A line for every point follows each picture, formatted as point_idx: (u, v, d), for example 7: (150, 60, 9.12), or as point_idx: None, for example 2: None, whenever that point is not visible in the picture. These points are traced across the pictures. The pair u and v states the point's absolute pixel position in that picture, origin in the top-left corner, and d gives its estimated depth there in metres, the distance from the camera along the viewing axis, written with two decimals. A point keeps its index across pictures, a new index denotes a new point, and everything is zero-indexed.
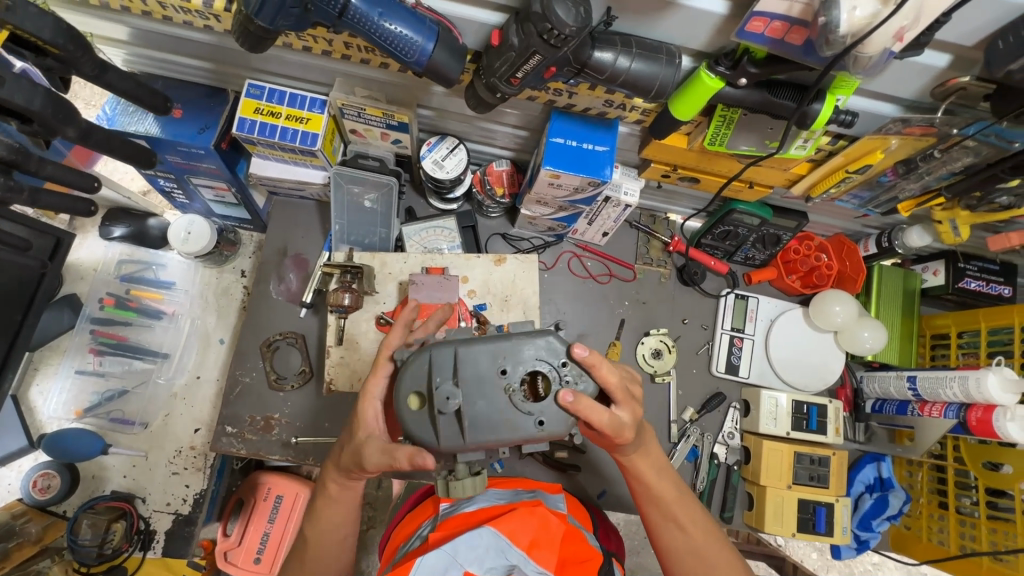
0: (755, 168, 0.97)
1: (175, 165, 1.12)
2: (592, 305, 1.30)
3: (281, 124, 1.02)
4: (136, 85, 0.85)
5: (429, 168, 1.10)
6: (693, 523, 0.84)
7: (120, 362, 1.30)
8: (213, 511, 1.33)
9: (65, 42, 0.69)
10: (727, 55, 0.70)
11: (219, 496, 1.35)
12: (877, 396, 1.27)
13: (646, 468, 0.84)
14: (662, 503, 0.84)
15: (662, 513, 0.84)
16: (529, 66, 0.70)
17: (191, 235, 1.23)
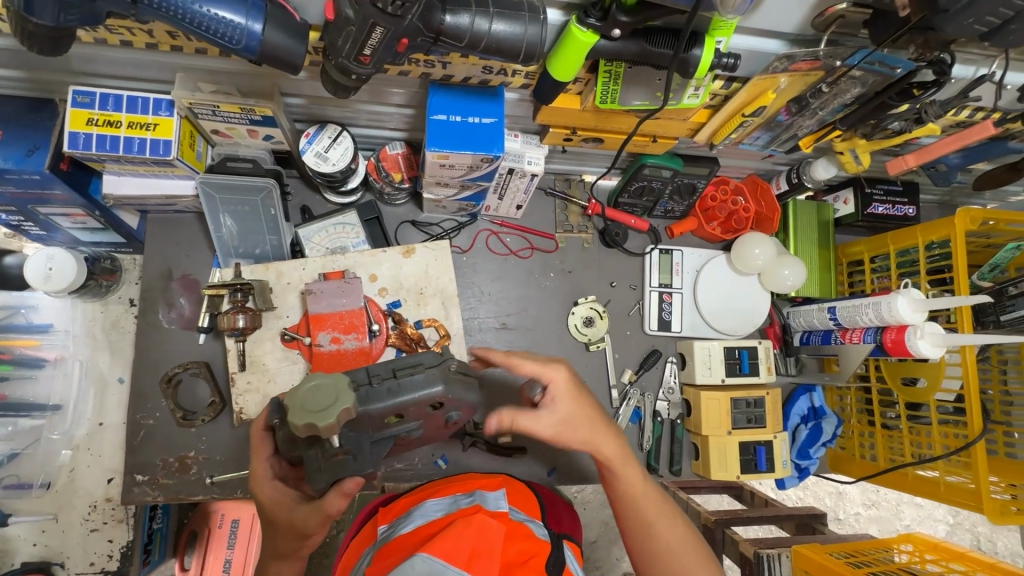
0: (655, 121, 0.92)
1: (13, 196, 0.97)
2: (517, 282, 1.25)
3: (123, 134, 0.88)
4: None
5: (312, 162, 1.00)
6: (673, 529, 0.82)
7: (1, 424, 1.14)
8: (165, 548, 1.29)
9: None
10: (595, 5, 0.63)
11: (170, 531, 1.32)
12: (803, 329, 1.29)
13: (626, 470, 0.83)
14: (641, 505, 0.83)
15: (644, 517, 0.82)
16: (374, 41, 0.61)
17: (53, 272, 1.07)
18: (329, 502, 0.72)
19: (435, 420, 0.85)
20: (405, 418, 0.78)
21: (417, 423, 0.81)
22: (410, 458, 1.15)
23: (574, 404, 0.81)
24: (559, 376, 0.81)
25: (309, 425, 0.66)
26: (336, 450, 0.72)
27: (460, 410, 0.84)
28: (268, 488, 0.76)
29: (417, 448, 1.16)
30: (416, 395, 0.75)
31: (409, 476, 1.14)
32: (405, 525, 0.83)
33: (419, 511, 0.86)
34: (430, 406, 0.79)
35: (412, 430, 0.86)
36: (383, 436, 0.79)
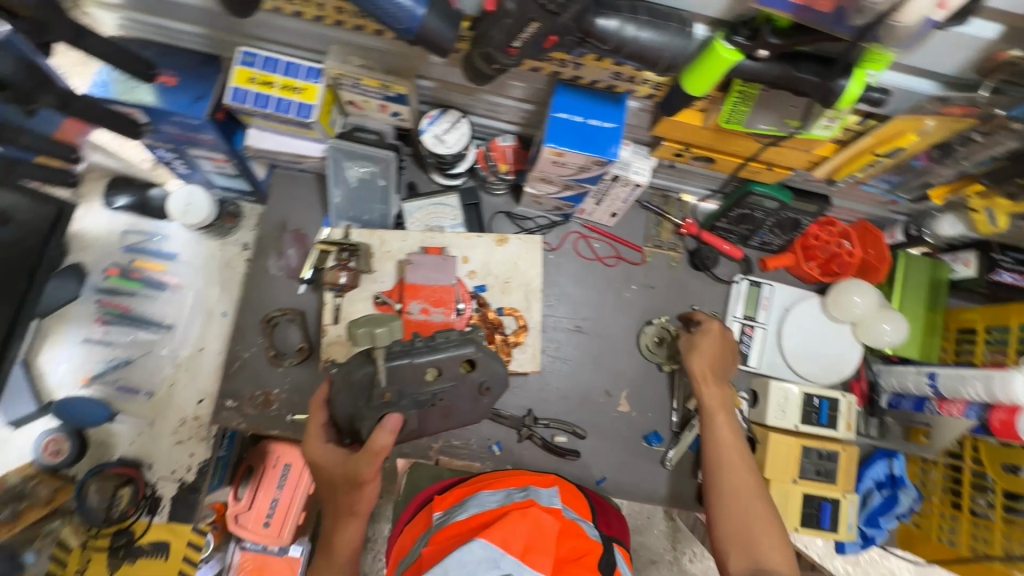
0: (775, 148, 0.90)
1: (171, 135, 1.09)
2: (597, 288, 1.26)
3: (275, 94, 0.98)
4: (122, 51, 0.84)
5: (429, 143, 1.06)
6: (746, 480, 0.92)
7: (125, 332, 1.32)
8: (222, 477, 1.33)
9: None
10: (747, 24, 0.64)
11: (229, 462, 1.36)
12: (893, 391, 1.21)
13: (725, 435, 0.98)
14: (722, 447, 0.96)
15: (721, 453, 0.95)
16: (526, 35, 0.64)
17: (190, 207, 1.22)
18: (376, 438, 0.80)
19: (473, 392, 0.89)
20: (442, 376, 0.83)
21: (455, 389, 0.85)
22: (467, 438, 1.18)
23: (709, 345, 1.09)
24: (717, 329, 1.10)
25: (365, 333, 0.80)
26: (383, 388, 0.80)
27: (494, 378, 0.87)
28: (324, 451, 0.85)
29: (475, 429, 1.19)
30: (452, 346, 0.82)
31: (463, 454, 1.17)
32: (460, 513, 0.89)
33: (473, 501, 0.92)
34: (464, 367, 0.84)
35: (453, 404, 0.90)
36: (424, 393, 0.83)
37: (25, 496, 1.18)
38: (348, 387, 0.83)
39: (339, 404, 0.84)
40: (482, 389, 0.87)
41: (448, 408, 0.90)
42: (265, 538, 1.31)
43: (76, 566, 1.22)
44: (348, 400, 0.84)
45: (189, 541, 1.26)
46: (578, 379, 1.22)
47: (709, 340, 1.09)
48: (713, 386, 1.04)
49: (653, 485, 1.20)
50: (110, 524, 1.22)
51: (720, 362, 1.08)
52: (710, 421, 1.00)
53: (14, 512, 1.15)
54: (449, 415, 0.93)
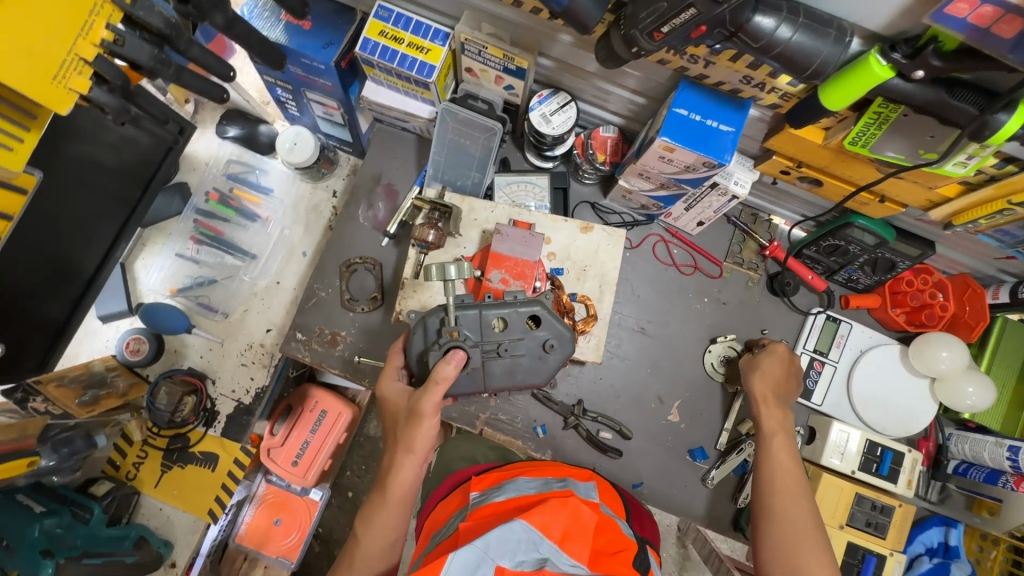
0: (893, 180, 0.87)
1: (294, 76, 1.14)
2: (668, 294, 1.25)
3: (401, 50, 1.01)
4: None
5: (535, 120, 1.08)
6: (799, 504, 0.89)
7: (214, 254, 1.39)
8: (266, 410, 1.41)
9: None
10: (908, 42, 0.62)
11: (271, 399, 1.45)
12: (963, 458, 1.14)
13: (781, 457, 0.95)
14: (775, 469, 0.94)
15: (774, 474, 0.93)
16: (678, 21, 0.64)
17: (296, 147, 1.28)
18: (438, 369, 0.84)
19: (537, 355, 0.94)
20: (508, 327, 0.92)
21: (520, 343, 0.92)
22: (513, 416, 1.19)
23: (773, 367, 1.07)
24: (782, 351, 1.08)
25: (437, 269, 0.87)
26: (452, 326, 0.89)
27: (558, 340, 0.94)
28: (394, 386, 0.93)
29: (522, 409, 1.19)
30: (520, 302, 0.92)
31: (506, 430, 1.18)
32: (498, 494, 0.86)
33: (511, 485, 0.89)
34: (529, 324, 0.93)
35: (518, 366, 0.94)
36: (490, 341, 0.91)
37: (105, 385, 1.29)
38: (422, 328, 0.92)
39: (412, 344, 0.92)
40: (545, 348, 0.93)
41: (512, 368, 0.94)
42: (291, 476, 1.43)
43: (135, 457, 1.32)
44: (421, 340, 0.92)
45: (236, 458, 1.33)
46: (632, 380, 1.22)
47: (773, 362, 1.07)
48: (773, 409, 1.02)
49: (690, 499, 1.18)
50: (171, 427, 1.31)
51: (782, 384, 1.05)
52: (765, 441, 0.98)
53: (95, 396, 1.26)
54: (516, 379, 0.95)
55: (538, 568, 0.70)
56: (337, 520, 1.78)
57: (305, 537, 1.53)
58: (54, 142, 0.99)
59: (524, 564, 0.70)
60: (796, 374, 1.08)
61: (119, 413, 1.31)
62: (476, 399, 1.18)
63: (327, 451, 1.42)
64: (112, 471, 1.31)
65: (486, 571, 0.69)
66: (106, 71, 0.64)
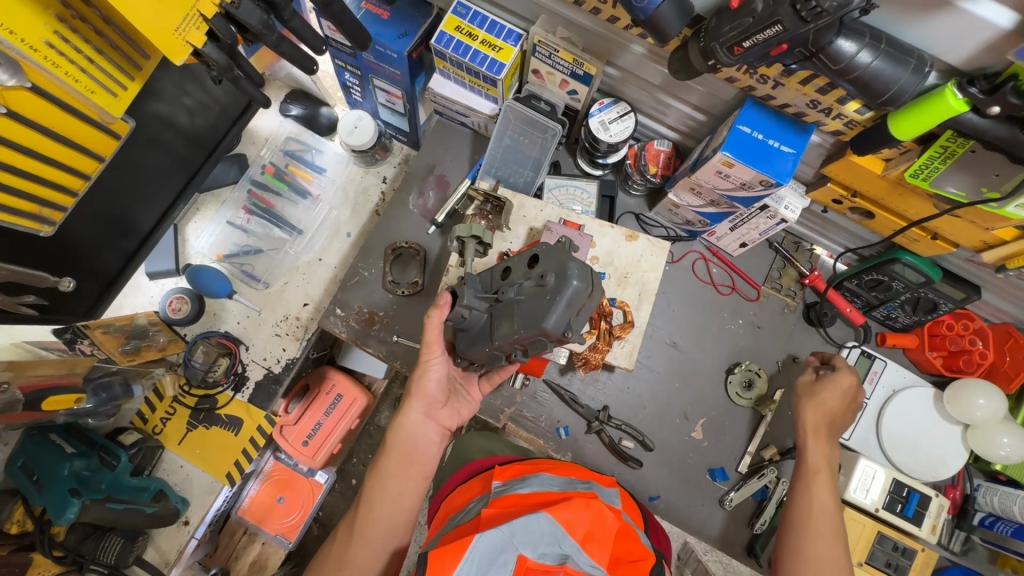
0: (948, 218, 0.88)
1: (365, 62, 1.19)
2: (702, 311, 1.26)
3: (474, 46, 1.05)
4: None
5: (594, 126, 1.11)
6: (827, 543, 0.88)
7: (263, 226, 1.44)
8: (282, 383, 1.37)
9: None
10: (987, 77, 0.64)
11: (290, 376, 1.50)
12: (990, 511, 1.13)
13: (820, 493, 0.94)
14: (808, 503, 0.93)
15: (811, 511, 0.92)
16: (762, 37, 0.67)
17: (357, 130, 1.33)
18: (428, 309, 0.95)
19: (536, 294, 0.84)
20: (510, 275, 0.91)
21: (517, 285, 0.88)
22: (537, 416, 1.19)
23: (830, 396, 1.02)
24: (847, 383, 1.02)
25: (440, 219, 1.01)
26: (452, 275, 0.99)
27: (553, 271, 0.83)
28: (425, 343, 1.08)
29: (546, 409, 1.19)
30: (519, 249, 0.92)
31: (529, 428, 1.18)
32: (520, 486, 0.86)
33: (535, 479, 0.89)
34: (530, 265, 0.89)
35: (519, 309, 0.86)
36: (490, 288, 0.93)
37: (146, 338, 1.34)
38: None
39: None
40: (538, 283, 0.84)
41: (513, 312, 0.87)
42: (300, 455, 1.43)
43: (163, 412, 1.35)
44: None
45: (260, 426, 1.37)
46: (660, 392, 1.22)
47: (832, 391, 1.02)
48: (819, 441, 0.99)
49: (705, 519, 1.17)
50: (203, 387, 1.34)
51: (834, 417, 1.01)
52: (801, 475, 0.97)
53: (135, 347, 1.31)
54: (520, 328, 0.85)
55: (559, 564, 0.72)
56: (339, 505, 1.79)
57: (306, 518, 1.54)
58: (139, 99, 1.04)
59: (545, 556, 0.73)
60: (854, 407, 1.02)
61: (155, 367, 1.33)
62: (503, 394, 1.19)
63: (338, 436, 1.44)
64: (140, 424, 1.34)
65: (509, 558, 0.72)
66: (220, 31, 0.68)
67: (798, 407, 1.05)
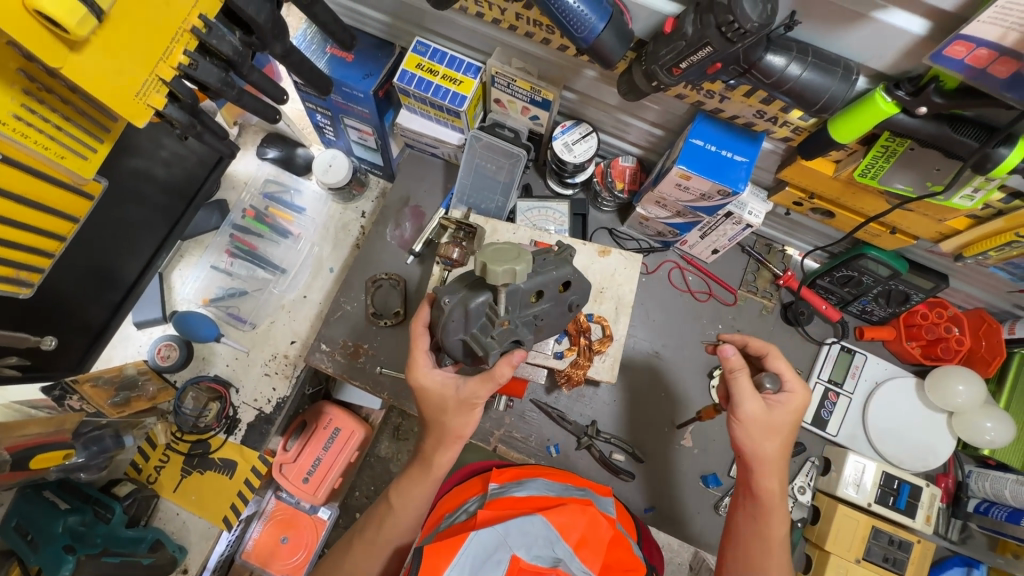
0: (903, 212, 0.91)
1: (335, 103, 1.22)
2: (683, 319, 1.27)
3: (436, 81, 1.09)
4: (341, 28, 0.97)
5: (558, 149, 1.14)
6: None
7: (246, 267, 1.46)
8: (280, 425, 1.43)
9: (266, 22, 0.76)
10: (911, 80, 0.67)
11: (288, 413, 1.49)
12: (984, 497, 1.13)
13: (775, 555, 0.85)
14: (767, 547, 0.85)
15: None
16: (695, 58, 0.70)
17: (332, 168, 1.36)
18: (500, 370, 0.84)
19: (563, 313, 0.93)
20: (542, 297, 0.88)
21: (552, 309, 0.90)
22: (527, 435, 1.20)
23: (786, 425, 0.85)
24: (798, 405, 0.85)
25: (505, 271, 0.77)
26: (502, 316, 0.84)
27: (581, 295, 0.92)
28: (431, 375, 0.90)
29: (535, 427, 1.20)
30: (554, 268, 0.86)
31: (519, 448, 1.18)
32: (517, 489, 0.87)
33: (531, 484, 0.90)
34: (560, 288, 0.88)
35: (544, 323, 0.92)
36: (529, 315, 0.87)
37: (136, 388, 1.34)
38: (463, 314, 0.84)
39: (449, 330, 0.85)
40: (573, 308, 0.92)
41: (542, 329, 0.94)
42: (300, 493, 1.44)
43: (157, 460, 1.35)
44: (460, 326, 0.85)
45: (254, 466, 1.36)
46: (646, 403, 1.23)
47: (787, 417, 0.85)
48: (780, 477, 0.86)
49: (702, 528, 1.17)
50: (194, 432, 1.35)
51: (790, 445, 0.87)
52: (763, 519, 0.86)
53: (125, 398, 1.31)
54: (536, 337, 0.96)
55: (552, 565, 0.72)
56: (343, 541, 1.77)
57: (311, 557, 1.53)
58: (116, 155, 1.07)
59: (539, 558, 0.73)
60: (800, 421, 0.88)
61: (147, 417, 1.34)
62: (491, 416, 1.20)
63: (338, 470, 1.45)
64: (134, 474, 1.35)
65: (502, 556, 0.72)
66: (180, 91, 0.71)
67: (742, 437, 0.86)
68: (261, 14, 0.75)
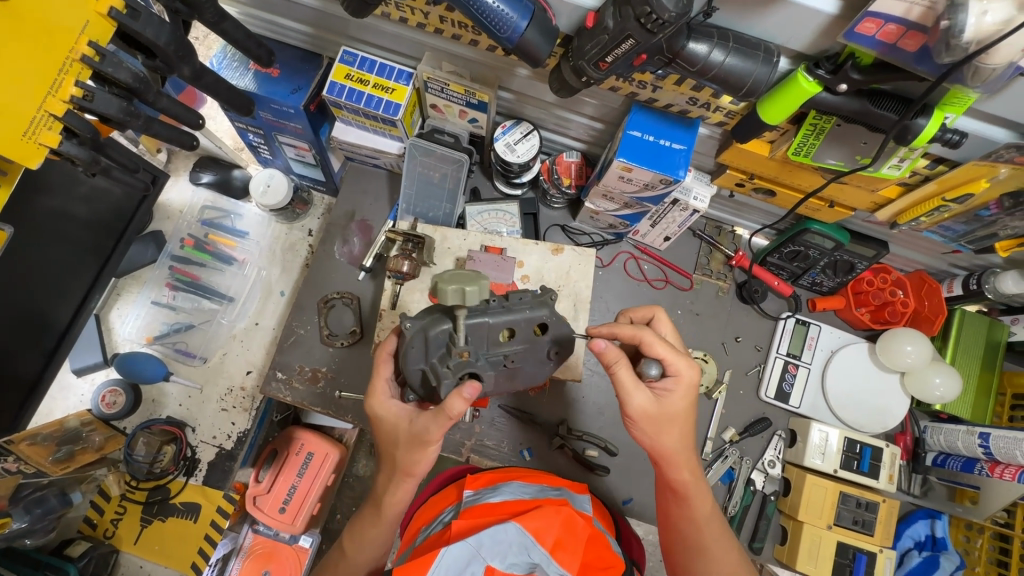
0: (838, 186, 0.92)
1: (265, 121, 1.16)
2: (642, 309, 1.28)
3: (367, 91, 1.05)
4: (255, 43, 0.92)
5: (500, 150, 1.12)
6: (732, 553, 0.83)
7: (190, 299, 1.38)
8: (248, 456, 1.38)
9: (169, 43, 0.70)
10: (829, 59, 0.68)
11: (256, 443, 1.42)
12: (940, 450, 1.18)
13: (710, 534, 0.83)
14: (697, 527, 0.83)
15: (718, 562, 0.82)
16: (620, 51, 0.69)
17: (270, 189, 1.30)
18: (449, 403, 0.72)
19: (541, 359, 0.86)
20: (516, 337, 0.82)
21: (526, 351, 0.84)
22: (499, 441, 1.18)
23: (679, 413, 0.80)
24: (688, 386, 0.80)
25: (454, 291, 0.75)
26: (461, 345, 0.78)
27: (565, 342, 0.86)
28: (390, 405, 0.82)
29: (507, 433, 1.18)
30: (529, 307, 0.80)
31: (492, 456, 1.17)
32: (491, 495, 0.86)
33: (505, 488, 0.89)
34: (536, 331, 0.82)
35: (514, 367, 0.86)
36: (497, 354, 0.82)
37: (80, 440, 1.26)
38: (422, 341, 0.79)
39: (409, 359, 0.80)
40: (553, 355, 0.85)
41: (516, 374, 0.88)
42: (278, 524, 1.35)
43: (113, 513, 1.28)
44: (420, 355, 0.80)
45: (219, 507, 1.29)
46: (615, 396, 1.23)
47: (678, 404, 0.80)
48: (689, 462, 0.83)
49: None
50: (150, 479, 1.28)
51: (690, 427, 0.83)
52: (684, 504, 0.84)
53: (69, 452, 1.23)
54: (506, 380, 0.89)
55: (528, 572, 0.71)
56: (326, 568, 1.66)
57: None
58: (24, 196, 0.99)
59: (514, 566, 0.71)
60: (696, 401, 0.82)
61: (95, 469, 1.26)
62: (460, 427, 1.18)
63: (314, 496, 1.36)
64: (89, 531, 1.28)
65: (476, 569, 0.70)
66: (77, 126, 0.66)
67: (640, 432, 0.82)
68: (162, 36, 0.69)
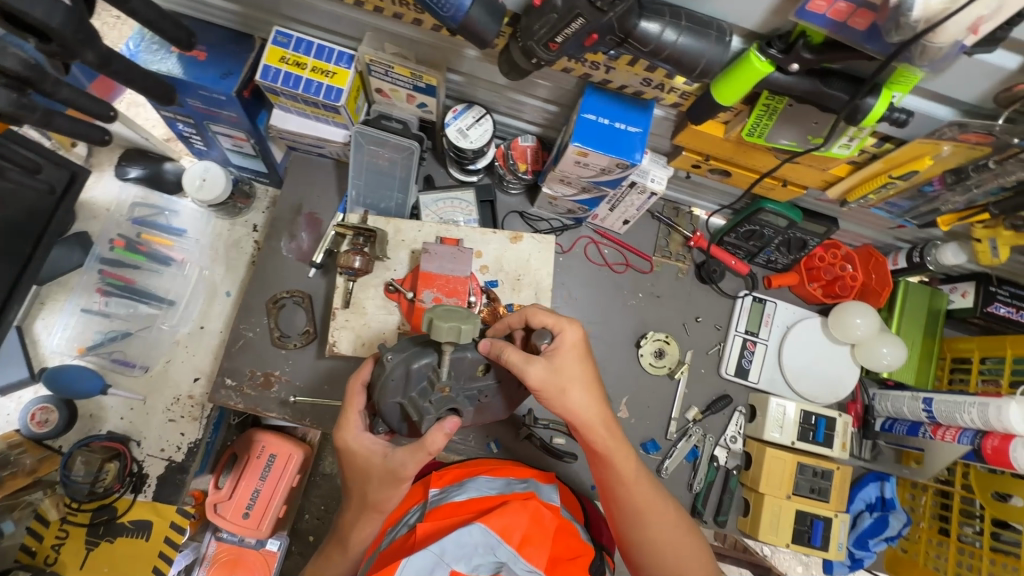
0: (792, 165, 0.93)
1: (194, 109, 1.07)
2: (604, 293, 1.27)
3: (305, 75, 0.98)
4: (172, 24, 0.83)
5: (453, 136, 1.07)
6: (669, 511, 0.81)
7: (125, 305, 1.28)
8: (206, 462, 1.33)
9: (64, 24, 0.62)
10: (781, 37, 0.66)
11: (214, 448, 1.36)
12: (887, 415, 1.23)
13: (639, 495, 0.81)
14: (626, 488, 0.80)
15: (651, 521, 0.80)
16: (570, 31, 0.65)
17: (205, 183, 1.21)
18: (429, 438, 0.70)
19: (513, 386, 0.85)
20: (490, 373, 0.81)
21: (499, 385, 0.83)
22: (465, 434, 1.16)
23: (576, 372, 0.78)
24: (575, 344, 0.79)
25: (450, 328, 0.71)
26: (444, 381, 0.76)
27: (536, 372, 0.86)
28: (362, 438, 0.75)
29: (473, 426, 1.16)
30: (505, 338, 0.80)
31: (459, 450, 1.15)
32: (457, 493, 0.84)
33: (472, 484, 0.87)
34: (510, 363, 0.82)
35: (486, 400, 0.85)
36: (472, 387, 0.80)
37: (9, 465, 1.16)
38: (403, 373, 0.75)
39: (386, 391, 0.75)
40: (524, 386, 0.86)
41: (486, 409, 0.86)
42: (243, 530, 1.31)
43: (53, 538, 1.19)
44: (398, 388, 0.76)
45: (173, 522, 1.22)
46: None
47: (574, 364, 0.78)
48: (603, 419, 0.80)
49: None
50: (92, 500, 1.19)
51: (595, 389, 0.80)
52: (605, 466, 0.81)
53: None
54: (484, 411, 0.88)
55: (494, 573, 0.70)
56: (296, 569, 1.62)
57: None
58: None
59: (479, 568, 0.70)
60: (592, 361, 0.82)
61: (29, 493, 1.21)
62: None
63: (279, 499, 1.32)
64: (27, 560, 1.18)
65: None
66: None
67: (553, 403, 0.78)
68: (55, 16, 0.61)
